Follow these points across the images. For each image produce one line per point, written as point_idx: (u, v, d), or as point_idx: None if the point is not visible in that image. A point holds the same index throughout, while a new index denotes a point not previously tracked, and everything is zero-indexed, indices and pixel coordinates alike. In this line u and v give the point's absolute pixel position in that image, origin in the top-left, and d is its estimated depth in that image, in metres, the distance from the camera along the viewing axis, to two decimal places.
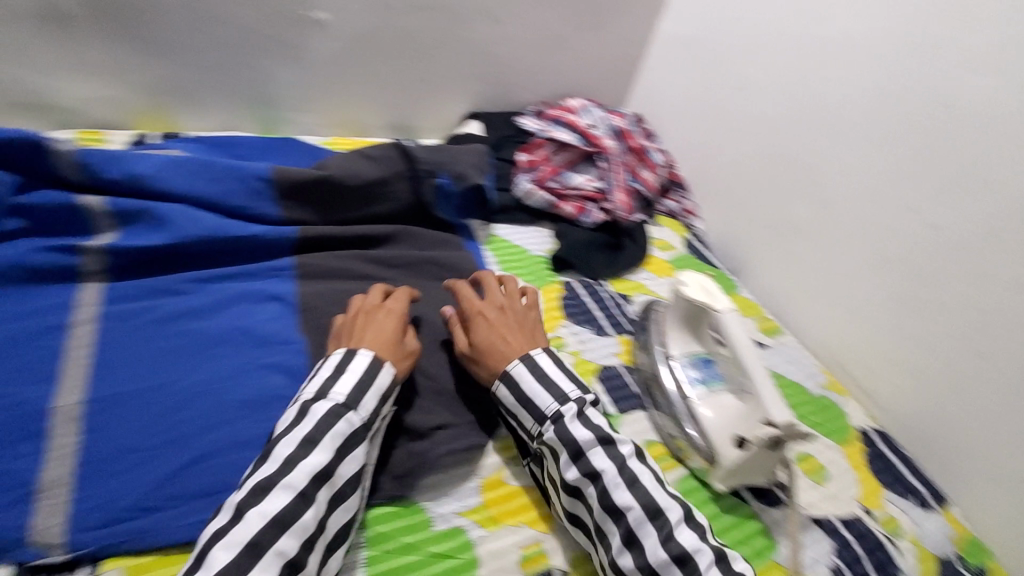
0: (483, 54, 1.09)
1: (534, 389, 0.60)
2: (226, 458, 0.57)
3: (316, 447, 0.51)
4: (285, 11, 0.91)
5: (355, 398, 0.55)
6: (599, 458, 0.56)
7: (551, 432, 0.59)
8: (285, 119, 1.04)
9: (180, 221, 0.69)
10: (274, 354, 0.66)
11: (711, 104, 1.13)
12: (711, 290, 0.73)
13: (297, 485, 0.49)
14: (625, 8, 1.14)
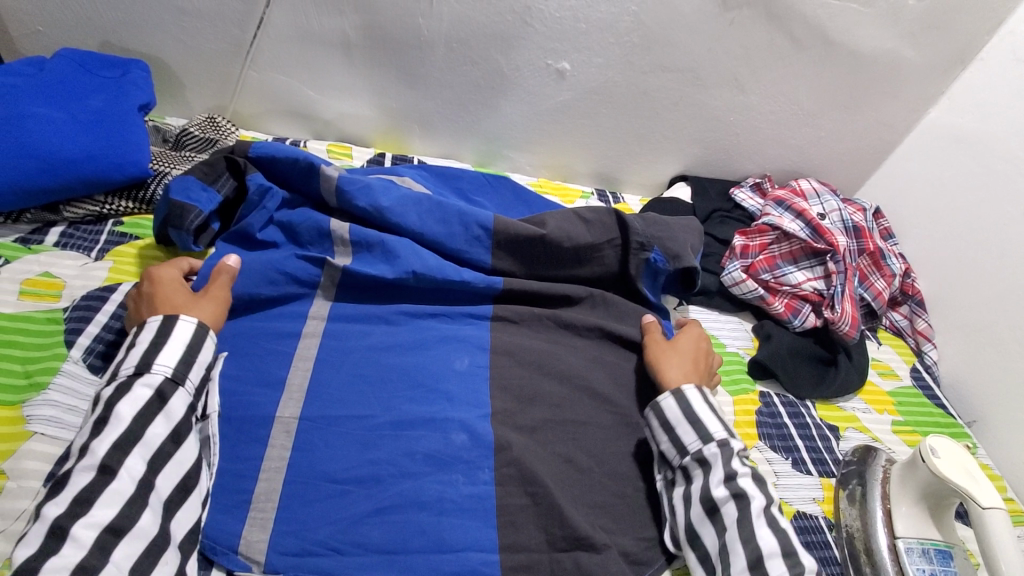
0: (713, 119, 1.02)
1: (701, 413, 0.62)
2: (405, 516, 0.55)
3: (107, 423, 0.49)
4: (532, 59, 0.93)
5: (148, 357, 0.53)
6: (744, 486, 0.57)
7: (711, 452, 0.59)
8: (501, 155, 1.07)
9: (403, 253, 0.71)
10: (461, 410, 0.64)
11: (981, 215, 0.94)
12: (974, 475, 0.60)
13: (94, 459, 0.47)
14: (891, 90, 1.00)
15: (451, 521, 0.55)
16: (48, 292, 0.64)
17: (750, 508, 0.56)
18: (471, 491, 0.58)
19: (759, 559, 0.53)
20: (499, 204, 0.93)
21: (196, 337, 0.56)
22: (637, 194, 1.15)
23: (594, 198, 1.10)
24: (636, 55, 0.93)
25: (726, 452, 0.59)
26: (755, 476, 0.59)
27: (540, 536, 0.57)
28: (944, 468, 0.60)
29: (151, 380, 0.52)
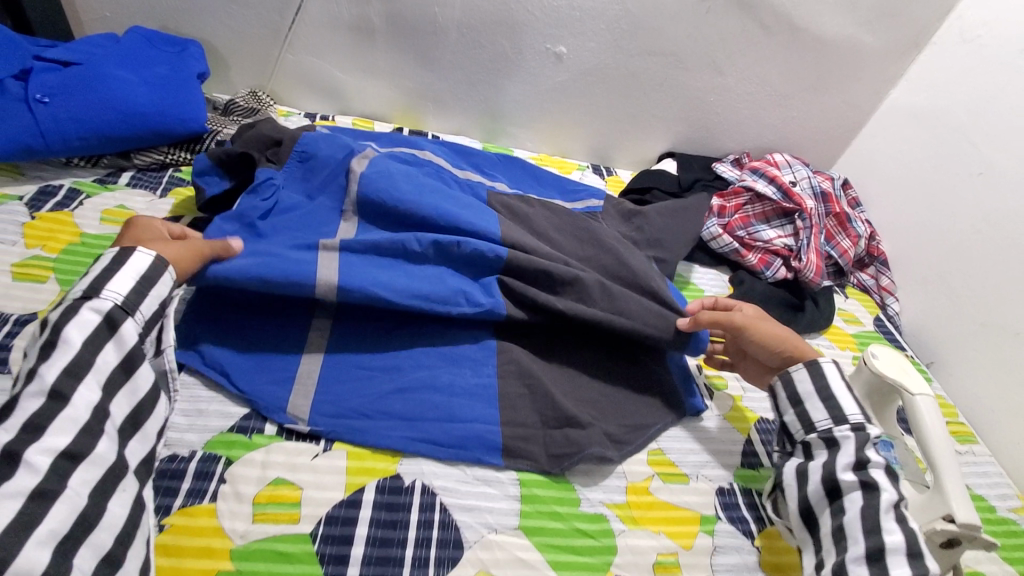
0: (696, 100, 1.15)
1: (841, 395, 0.64)
2: (421, 395, 0.65)
3: (55, 347, 0.49)
4: (533, 43, 1.06)
5: (100, 285, 0.53)
6: (875, 476, 0.58)
7: (841, 434, 0.62)
8: (506, 132, 1.20)
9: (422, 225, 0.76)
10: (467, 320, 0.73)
11: (935, 179, 1.04)
12: (909, 371, 0.68)
13: (43, 385, 0.47)
14: (854, 74, 1.12)
15: (459, 402, 0.65)
16: (123, 219, 0.76)
17: (880, 499, 0.57)
18: (478, 378, 0.68)
19: (879, 551, 0.54)
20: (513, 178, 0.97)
21: (153, 269, 0.57)
22: (629, 170, 1.27)
23: (589, 171, 1.22)
24: (624, 40, 1.06)
25: (861, 438, 0.61)
26: (889, 469, 0.59)
27: (537, 416, 0.66)
28: (881, 366, 0.69)
29: (99, 305, 0.52)
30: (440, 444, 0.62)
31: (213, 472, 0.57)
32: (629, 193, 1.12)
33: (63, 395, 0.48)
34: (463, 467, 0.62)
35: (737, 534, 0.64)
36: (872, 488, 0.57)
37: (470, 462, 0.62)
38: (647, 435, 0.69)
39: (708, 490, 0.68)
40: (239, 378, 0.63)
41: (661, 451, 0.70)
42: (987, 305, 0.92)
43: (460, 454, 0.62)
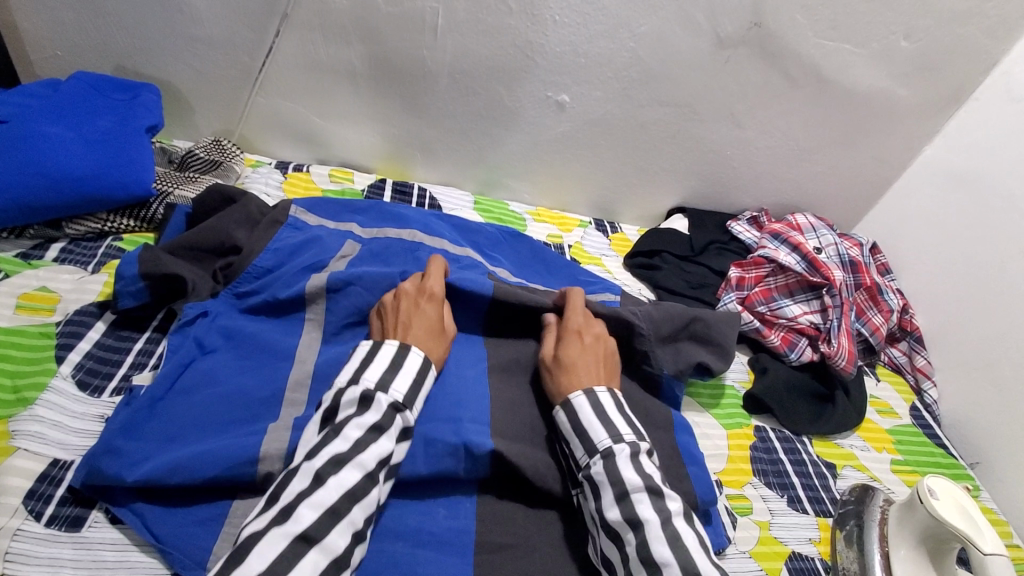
0: (711, 153, 1.04)
1: (590, 421, 0.58)
2: (377, 546, 0.55)
3: (382, 435, 0.53)
4: (533, 90, 0.96)
5: (411, 398, 0.57)
6: (641, 512, 0.52)
7: (597, 469, 0.55)
8: (501, 183, 1.09)
9: None
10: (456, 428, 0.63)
11: (977, 251, 0.94)
12: (974, 517, 0.58)
13: (366, 467, 0.51)
14: (886, 129, 1.02)
15: (423, 556, 0.55)
16: (42, 305, 0.65)
17: (646, 533, 0.51)
18: (453, 526, 0.59)
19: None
20: (514, 261, 0.93)
21: (423, 370, 0.60)
22: (635, 225, 1.16)
23: (592, 226, 1.11)
24: (634, 89, 0.95)
25: (609, 465, 0.55)
26: (653, 491, 0.53)
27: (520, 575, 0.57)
28: (943, 509, 0.59)
29: (384, 400, 0.55)
30: None
31: None
32: (636, 256, 1.01)
33: (375, 478, 0.52)
34: None
35: None
36: (635, 524, 0.51)
37: None
38: None
39: None
40: (158, 521, 0.52)
41: None
42: None
43: None
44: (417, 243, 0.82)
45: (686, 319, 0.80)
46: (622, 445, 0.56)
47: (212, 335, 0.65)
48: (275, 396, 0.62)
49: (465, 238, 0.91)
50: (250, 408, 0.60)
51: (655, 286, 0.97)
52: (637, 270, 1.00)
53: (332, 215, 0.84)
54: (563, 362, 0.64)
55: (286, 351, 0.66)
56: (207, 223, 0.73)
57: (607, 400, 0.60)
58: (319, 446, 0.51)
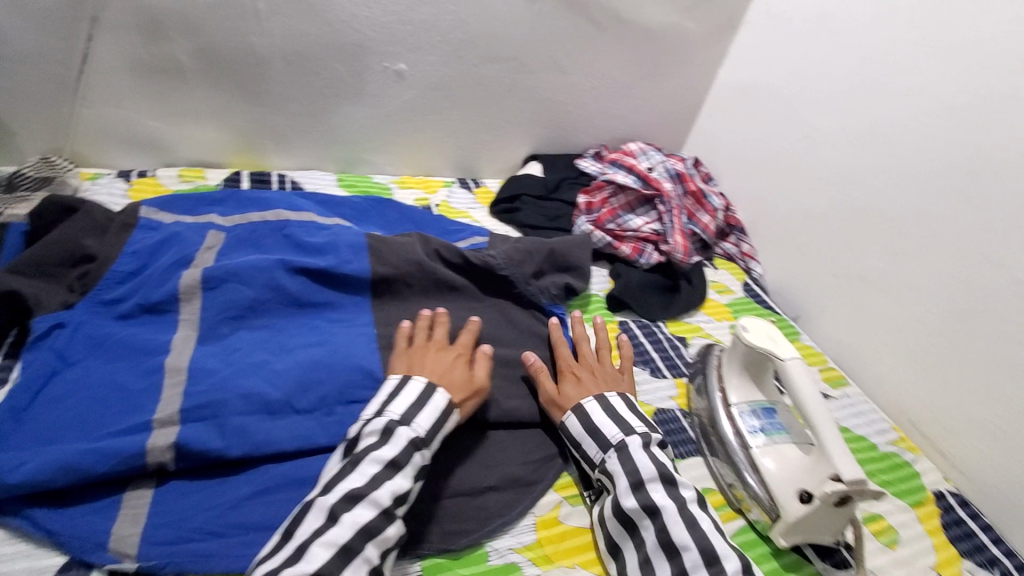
0: (546, 100, 1.16)
1: (603, 420, 0.66)
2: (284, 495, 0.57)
3: (398, 473, 0.56)
4: (369, 63, 1.00)
5: (428, 435, 0.60)
6: (656, 499, 0.59)
7: (611, 461, 0.63)
8: (361, 159, 1.13)
9: (275, 303, 0.73)
10: (353, 382, 0.65)
11: (769, 147, 1.13)
12: (776, 338, 0.71)
13: (381, 503, 0.53)
14: (684, 58, 1.18)
15: None
16: None
17: (664, 518, 0.58)
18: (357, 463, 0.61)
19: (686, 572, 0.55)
20: (385, 225, 0.97)
21: (445, 409, 0.62)
22: (497, 179, 1.25)
23: (455, 186, 1.18)
24: (463, 50, 1.04)
25: (625, 453, 0.63)
26: (666, 480, 0.61)
27: (428, 488, 0.63)
28: (752, 339, 0.72)
29: (405, 433, 0.58)
30: None
31: None
32: (499, 203, 1.10)
33: (391, 515, 0.54)
34: None
35: None
36: (653, 509, 0.58)
37: None
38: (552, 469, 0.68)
39: None
40: (49, 519, 0.52)
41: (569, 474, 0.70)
42: (833, 256, 1.01)
43: None
44: (283, 222, 0.84)
45: (544, 251, 0.90)
46: (636, 437, 0.64)
47: (77, 344, 0.64)
48: (155, 387, 0.61)
49: (330, 212, 0.94)
50: (131, 403, 0.60)
51: (519, 225, 1.06)
52: (501, 216, 1.09)
53: (188, 211, 0.84)
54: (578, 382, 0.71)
55: (164, 348, 0.65)
56: (49, 238, 0.71)
57: (619, 405, 0.69)
58: (337, 479, 0.55)
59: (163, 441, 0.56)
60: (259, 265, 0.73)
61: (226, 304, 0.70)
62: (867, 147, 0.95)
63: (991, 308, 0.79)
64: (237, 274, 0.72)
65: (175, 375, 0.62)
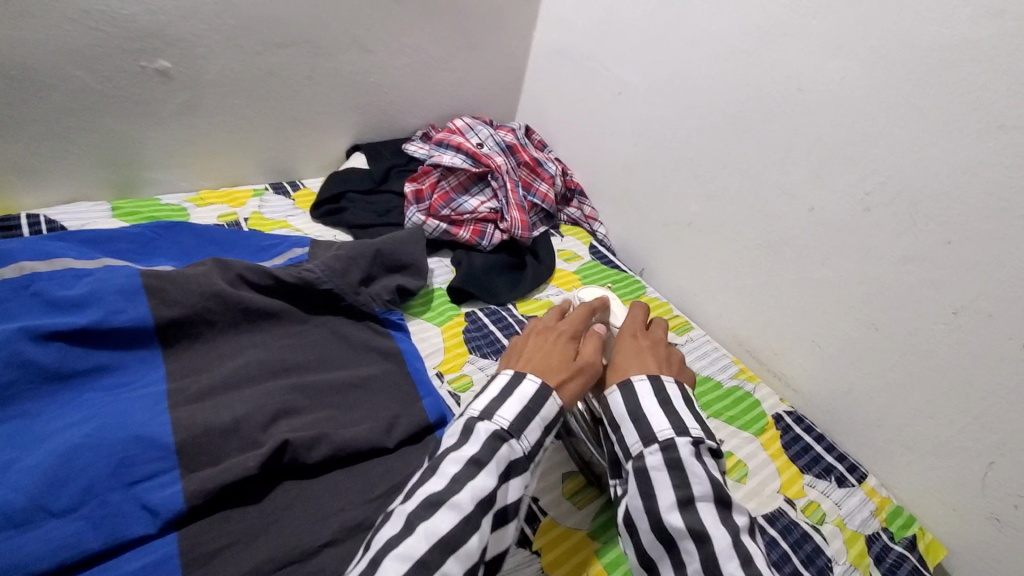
0: (356, 84, 1.05)
1: (652, 409, 0.56)
2: None
3: (482, 472, 0.51)
4: (118, 64, 0.83)
5: (519, 427, 0.54)
6: (707, 524, 0.50)
7: (652, 460, 0.54)
8: (143, 178, 0.95)
9: (17, 383, 0.57)
10: (133, 461, 0.53)
11: (592, 106, 1.12)
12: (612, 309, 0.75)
13: (463, 508, 0.48)
14: (496, 23, 1.13)
15: None
16: None
17: (712, 550, 0.49)
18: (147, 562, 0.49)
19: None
20: (178, 254, 0.83)
21: (543, 399, 0.56)
22: (320, 177, 1.13)
23: (270, 192, 1.05)
24: (239, 37, 0.89)
25: (676, 460, 0.53)
26: (722, 503, 0.52)
27: (246, 566, 0.51)
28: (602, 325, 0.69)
29: (490, 427, 0.53)
30: None
31: None
32: (321, 205, 0.99)
33: (473, 521, 0.48)
34: None
35: (521, 555, 0.60)
36: (701, 535, 0.49)
37: None
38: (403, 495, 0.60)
39: None
40: None
41: None
42: (663, 207, 1.03)
43: None
44: (26, 277, 0.67)
45: (371, 254, 0.82)
46: (688, 441, 0.54)
47: None
48: None
49: (100, 250, 0.78)
50: None
51: (347, 227, 0.96)
52: (326, 219, 0.98)
53: None
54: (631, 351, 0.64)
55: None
56: None
57: (676, 395, 0.58)
58: (420, 483, 0.51)
59: None
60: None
61: None
62: (674, 97, 0.97)
63: (797, 236, 0.85)
64: None
65: None
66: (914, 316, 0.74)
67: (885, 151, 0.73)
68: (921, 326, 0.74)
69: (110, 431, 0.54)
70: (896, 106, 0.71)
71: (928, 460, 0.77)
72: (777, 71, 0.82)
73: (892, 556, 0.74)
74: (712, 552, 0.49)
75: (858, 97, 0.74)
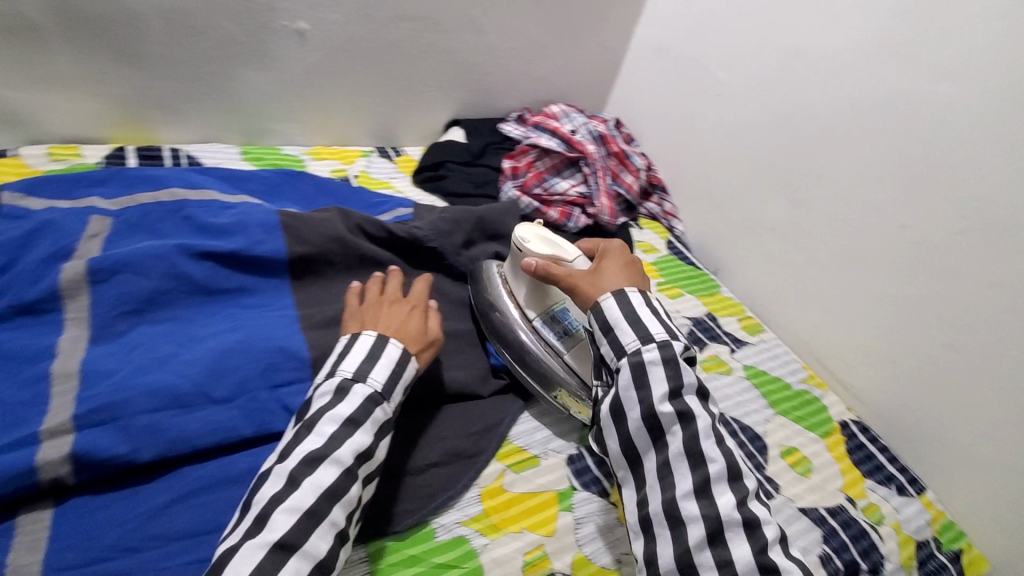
0: (465, 62, 1.11)
1: (648, 316, 0.61)
2: (209, 497, 0.53)
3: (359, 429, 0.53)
4: (264, 21, 0.91)
5: (389, 390, 0.57)
6: (692, 407, 0.56)
7: (650, 355, 0.58)
8: (267, 129, 1.03)
9: (179, 289, 0.65)
10: (278, 367, 0.60)
11: (685, 105, 1.15)
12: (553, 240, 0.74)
13: (344, 463, 0.51)
14: (601, 16, 1.17)
15: None
16: None
17: (696, 428, 0.56)
18: None
19: (706, 482, 0.54)
20: (299, 199, 0.90)
21: (404, 361, 0.59)
22: (418, 146, 1.20)
23: (375, 155, 1.12)
24: (371, 7, 0.96)
25: (669, 355, 0.58)
26: (702, 394, 0.58)
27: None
28: (536, 249, 0.73)
29: (361, 390, 0.55)
30: None
31: None
32: (422, 171, 1.06)
33: (353, 473, 0.52)
34: None
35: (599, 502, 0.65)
36: (687, 417, 0.56)
37: None
38: (497, 436, 0.67)
39: (557, 463, 0.69)
40: None
41: (509, 441, 0.69)
42: (747, 209, 1.05)
43: None
44: (182, 200, 0.75)
45: (472, 220, 0.88)
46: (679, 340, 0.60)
47: None
48: (42, 395, 0.52)
49: (236, 187, 0.86)
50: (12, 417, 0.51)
51: (445, 194, 1.03)
52: (426, 185, 1.05)
53: (61, 194, 0.72)
54: (596, 277, 0.67)
55: (48, 354, 0.56)
56: None
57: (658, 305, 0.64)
58: (295, 445, 0.52)
59: (55, 459, 0.49)
60: (155, 252, 0.65)
61: (118, 294, 0.61)
62: (773, 104, 0.99)
63: (885, 252, 0.86)
64: (129, 260, 0.63)
65: (65, 379, 0.54)
66: (997, 341, 0.76)
67: (987, 178, 0.75)
68: (1000, 350, 0.76)
69: (258, 339, 0.61)
70: (1006, 135, 0.73)
71: (994, 482, 0.78)
72: (886, 89, 0.84)
73: (936, 562, 0.76)
74: (694, 432, 0.55)
75: (967, 122, 0.76)
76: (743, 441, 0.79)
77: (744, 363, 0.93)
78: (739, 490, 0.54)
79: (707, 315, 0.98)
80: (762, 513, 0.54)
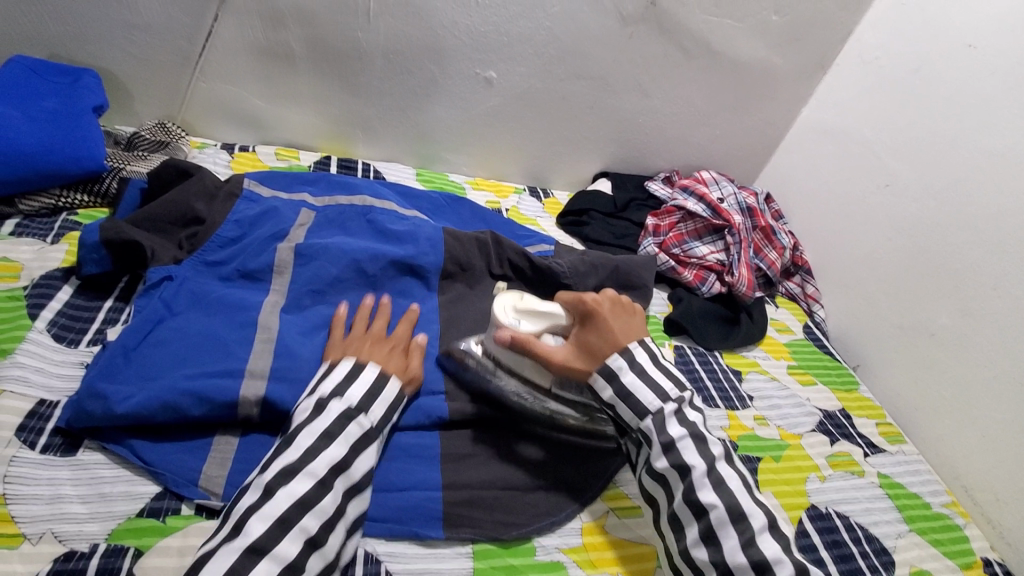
0: (626, 121, 1.18)
1: (636, 384, 0.63)
2: None
3: (333, 441, 0.55)
4: (462, 68, 1.05)
5: (364, 404, 0.60)
6: (688, 458, 0.59)
7: (646, 426, 0.61)
8: (440, 157, 1.17)
9: (357, 281, 0.76)
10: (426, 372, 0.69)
11: (845, 189, 1.11)
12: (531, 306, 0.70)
13: None
14: (768, 94, 1.19)
15: (396, 466, 0.63)
16: (6, 273, 0.68)
17: (693, 476, 0.58)
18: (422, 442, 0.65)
19: (710, 529, 0.56)
20: (457, 222, 1.01)
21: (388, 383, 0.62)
22: (566, 190, 1.28)
23: (526, 193, 1.22)
24: (552, 64, 1.07)
25: (661, 422, 0.61)
26: (695, 436, 0.60)
27: (484, 476, 0.65)
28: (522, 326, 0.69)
29: (338, 405, 0.58)
30: (376, 519, 0.59)
31: (120, 568, 0.50)
32: (567, 215, 1.13)
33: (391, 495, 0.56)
34: (398, 540, 0.59)
35: None
36: (682, 470, 0.58)
37: (405, 534, 0.58)
38: (606, 477, 0.68)
39: None
40: (148, 449, 0.56)
41: (616, 485, 0.70)
42: (901, 307, 0.98)
43: (394, 527, 0.59)
44: (370, 206, 0.88)
45: (609, 269, 0.92)
46: (673, 403, 0.62)
47: (182, 296, 0.67)
48: (248, 345, 0.64)
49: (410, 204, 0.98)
50: (225, 352, 0.62)
51: (585, 239, 1.08)
52: (568, 227, 1.11)
53: (283, 186, 0.88)
54: (591, 349, 0.66)
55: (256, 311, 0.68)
56: (165, 198, 0.76)
57: (645, 359, 0.65)
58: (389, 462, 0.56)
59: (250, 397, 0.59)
60: (346, 247, 0.77)
61: (314, 276, 0.73)
62: (950, 203, 0.93)
63: None
64: (328, 251, 0.75)
65: (266, 337, 0.65)
66: None
67: None
68: None
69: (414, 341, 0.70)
70: None
71: None
72: None
73: None
74: (691, 483, 0.58)
75: None
76: (865, 551, 0.73)
77: (878, 470, 0.85)
78: (743, 530, 0.55)
79: (840, 411, 0.92)
80: (774, 550, 0.54)
